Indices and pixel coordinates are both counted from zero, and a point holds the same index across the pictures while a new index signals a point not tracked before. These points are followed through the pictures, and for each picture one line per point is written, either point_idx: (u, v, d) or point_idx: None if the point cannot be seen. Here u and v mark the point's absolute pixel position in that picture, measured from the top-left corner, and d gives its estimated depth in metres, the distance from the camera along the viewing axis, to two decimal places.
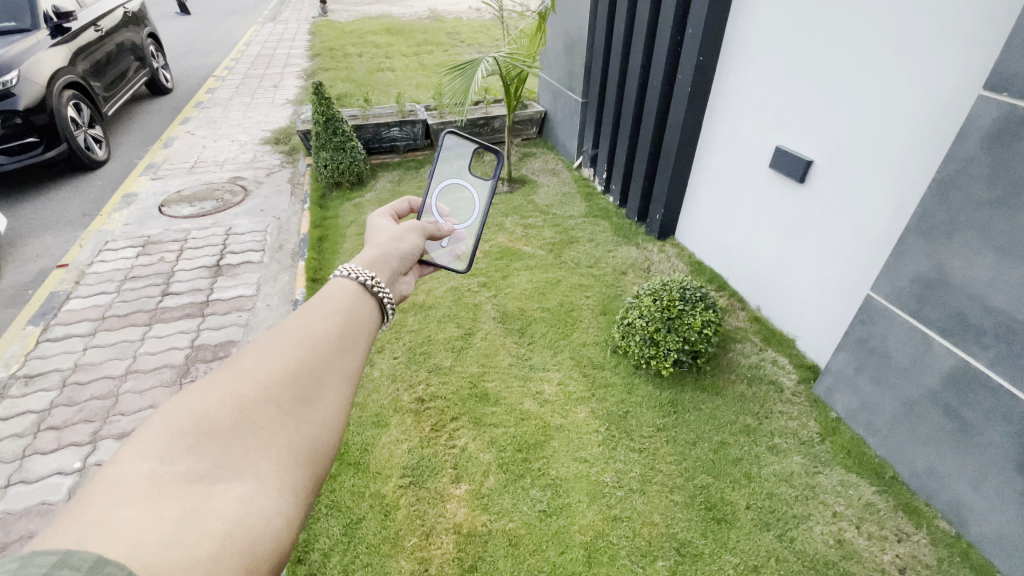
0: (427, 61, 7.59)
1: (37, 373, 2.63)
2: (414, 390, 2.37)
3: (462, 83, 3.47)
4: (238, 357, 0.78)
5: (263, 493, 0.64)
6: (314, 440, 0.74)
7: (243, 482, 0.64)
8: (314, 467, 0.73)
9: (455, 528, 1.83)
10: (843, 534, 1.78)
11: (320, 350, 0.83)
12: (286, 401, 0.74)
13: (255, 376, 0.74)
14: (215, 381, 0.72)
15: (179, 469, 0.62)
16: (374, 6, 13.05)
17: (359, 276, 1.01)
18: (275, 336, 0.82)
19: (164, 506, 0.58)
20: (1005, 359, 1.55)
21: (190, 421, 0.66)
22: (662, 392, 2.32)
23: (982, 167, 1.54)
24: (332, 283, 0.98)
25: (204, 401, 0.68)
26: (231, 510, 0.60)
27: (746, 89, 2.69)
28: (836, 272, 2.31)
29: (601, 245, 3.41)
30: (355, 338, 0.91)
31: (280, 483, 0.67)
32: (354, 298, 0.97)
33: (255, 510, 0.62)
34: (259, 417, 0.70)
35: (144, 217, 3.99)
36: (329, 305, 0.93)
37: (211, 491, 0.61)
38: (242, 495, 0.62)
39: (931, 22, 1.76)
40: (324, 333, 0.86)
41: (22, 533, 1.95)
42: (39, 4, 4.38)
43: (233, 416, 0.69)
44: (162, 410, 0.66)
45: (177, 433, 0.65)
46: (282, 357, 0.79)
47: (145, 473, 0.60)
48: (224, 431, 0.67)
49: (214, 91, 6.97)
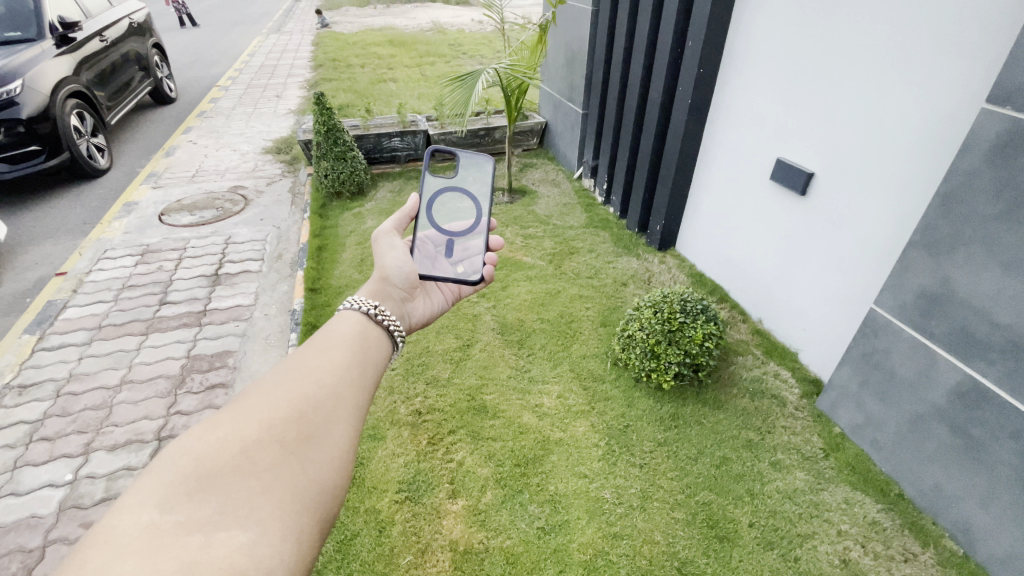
0: (429, 72, 7.63)
1: (32, 383, 2.60)
2: (412, 403, 2.34)
3: (463, 94, 3.48)
4: (243, 397, 0.83)
5: (264, 541, 0.66)
6: (319, 481, 0.77)
7: (245, 529, 0.66)
8: (320, 511, 0.75)
9: (452, 545, 1.79)
10: (849, 553, 1.74)
11: (324, 387, 0.88)
12: (289, 441, 0.78)
13: (259, 417, 0.79)
14: (219, 424, 0.76)
15: (180, 518, 0.64)
16: (378, 18, 13.21)
17: (363, 306, 1.11)
18: (280, 377, 0.87)
19: (163, 557, 0.60)
20: (1011, 375, 1.52)
21: (193, 465, 0.70)
22: (662, 406, 2.28)
23: (986, 180, 1.53)
24: (339, 317, 1.08)
25: (206, 445, 0.72)
26: (232, 559, 0.63)
27: (743, 108, 2.73)
28: (838, 286, 2.29)
29: (601, 256, 3.40)
30: (360, 374, 0.96)
31: (284, 529, 0.69)
32: (358, 335, 1.05)
33: (256, 558, 0.64)
34: (262, 458, 0.74)
35: (144, 225, 3.99)
36: (332, 344, 0.99)
37: (211, 539, 0.64)
38: (244, 544, 0.65)
39: (932, 36, 1.76)
40: (329, 370, 0.92)
41: (10, 547, 1.91)
42: (45, 13, 4.42)
43: (237, 459, 0.72)
44: (165, 456, 0.70)
45: (178, 480, 0.68)
46: (285, 396, 0.84)
47: (146, 523, 0.63)
48: (227, 474, 0.70)
49: (217, 101, 7.01)
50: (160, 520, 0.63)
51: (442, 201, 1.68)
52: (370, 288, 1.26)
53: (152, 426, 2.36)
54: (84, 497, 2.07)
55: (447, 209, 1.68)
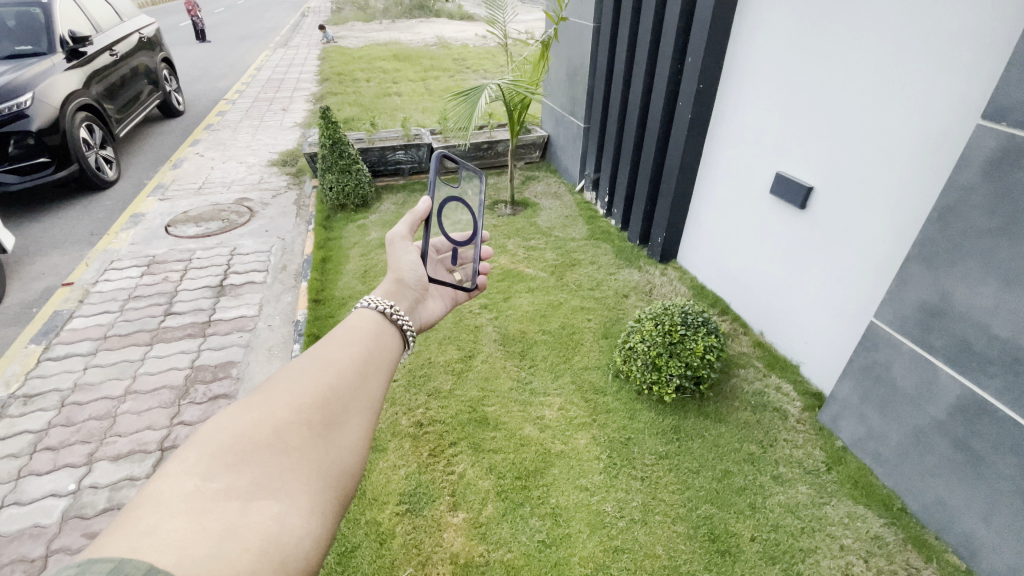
0: (433, 86, 7.74)
1: (36, 393, 2.62)
2: (413, 414, 2.34)
3: (466, 108, 3.52)
4: (272, 381, 0.85)
5: (294, 511, 0.69)
6: (340, 464, 0.80)
7: (277, 500, 0.69)
8: (340, 492, 0.78)
9: (452, 558, 1.79)
10: (852, 568, 1.73)
11: (347, 377, 0.91)
12: (315, 425, 0.80)
13: (288, 400, 0.82)
14: (252, 404, 0.79)
15: (220, 486, 0.67)
16: (383, 33, 13.40)
17: (379, 305, 1.11)
18: (306, 364, 0.89)
19: (207, 519, 0.63)
20: (1011, 390, 1.52)
21: (230, 440, 0.73)
22: (664, 418, 2.29)
23: (982, 196, 1.55)
24: (355, 313, 1.09)
25: (241, 423, 0.75)
26: (267, 527, 0.66)
27: (745, 119, 2.76)
28: (840, 299, 2.30)
29: (603, 268, 3.42)
30: (377, 368, 0.98)
31: (310, 504, 0.72)
32: (374, 331, 1.06)
33: (287, 528, 0.67)
34: (290, 438, 0.77)
35: (150, 236, 4.03)
36: (353, 337, 1.01)
37: (248, 507, 0.66)
38: (277, 513, 0.67)
39: (929, 52, 1.79)
40: (349, 362, 0.94)
41: (12, 557, 1.91)
42: (56, 28, 4.52)
43: (269, 437, 0.75)
44: (205, 430, 0.73)
45: (218, 452, 0.71)
46: (311, 382, 0.86)
47: (190, 488, 0.65)
48: (261, 450, 0.73)
49: (224, 114, 7.12)
50: (203, 486, 0.66)
51: (448, 211, 1.64)
52: (385, 287, 1.28)
53: (155, 437, 2.37)
54: (87, 507, 2.08)
55: (453, 218, 1.66)
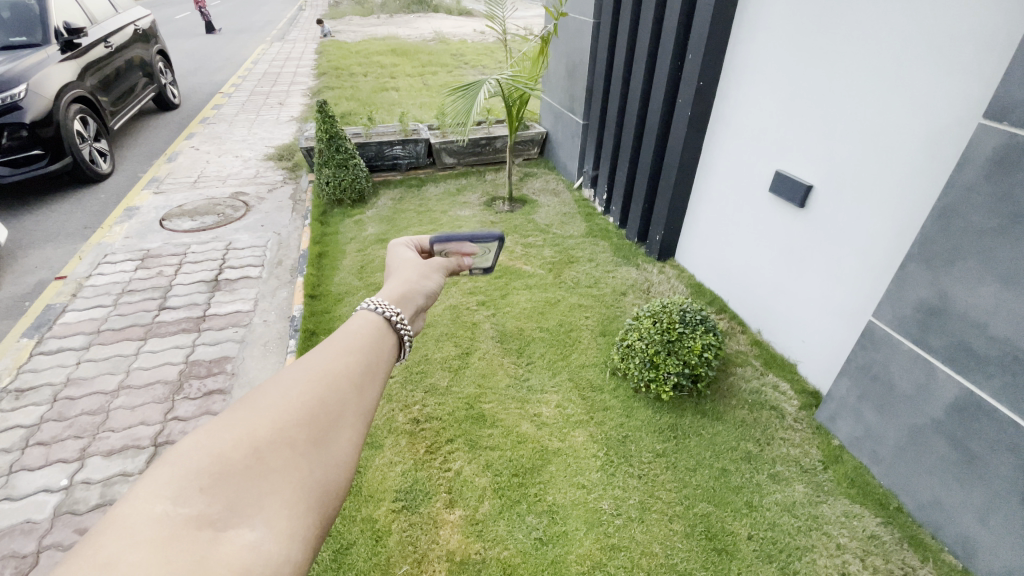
0: (431, 81, 7.70)
1: (29, 387, 2.59)
2: (409, 411, 2.33)
3: (465, 103, 3.48)
4: (255, 392, 0.74)
5: (271, 539, 0.60)
6: (327, 483, 0.70)
7: (254, 527, 0.59)
8: (326, 511, 0.68)
9: (448, 555, 1.78)
10: (848, 567, 1.73)
11: (339, 387, 0.79)
12: (301, 442, 0.70)
13: (272, 416, 0.71)
14: (231, 419, 0.69)
15: (191, 512, 0.58)
16: (380, 28, 13.32)
17: (383, 309, 0.99)
18: (296, 372, 0.79)
19: (173, 550, 0.53)
20: (1008, 389, 1.52)
21: (206, 461, 0.63)
22: (661, 417, 2.28)
23: (983, 195, 1.54)
24: (356, 317, 0.96)
25: (219, 441, 0.65)
26: (241, 558, 0.56)
27: (744, 119, 2.74)
28: (840, 298, 2.29)
29: (601, 265, 3.41)
30: (375, 376, 0.86)
31: (292, 530, 0.63)
32: (374, 335, 0.93)
33: (263, 557, 0.58)
34: (272, 459, 0.66)
35: (145, 230, 3.99)
36: (351, 341, 0.90)
37: (220, 537, 0.57)
38: (252, 541, 0.58)
39: (930, 52, 1.79)
40: (344, 370, 0.83)
41: (4, 553, 1.90)
42: (50, 19, 4.46)
43: (249, 459, 0.65)
44: (177, 449, 0.63)
45: (191, 474, 0.61)
46: (299, 395, 0.75)
47: (157, 514, 0.56)
48: (239, 474, 0.63)
49: (220, 108, 7.05)
50: (172, 512, 0.57)
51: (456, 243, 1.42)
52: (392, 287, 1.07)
53: (149, 432, 2.35)
54: (79, 503, 2.05)
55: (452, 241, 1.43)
